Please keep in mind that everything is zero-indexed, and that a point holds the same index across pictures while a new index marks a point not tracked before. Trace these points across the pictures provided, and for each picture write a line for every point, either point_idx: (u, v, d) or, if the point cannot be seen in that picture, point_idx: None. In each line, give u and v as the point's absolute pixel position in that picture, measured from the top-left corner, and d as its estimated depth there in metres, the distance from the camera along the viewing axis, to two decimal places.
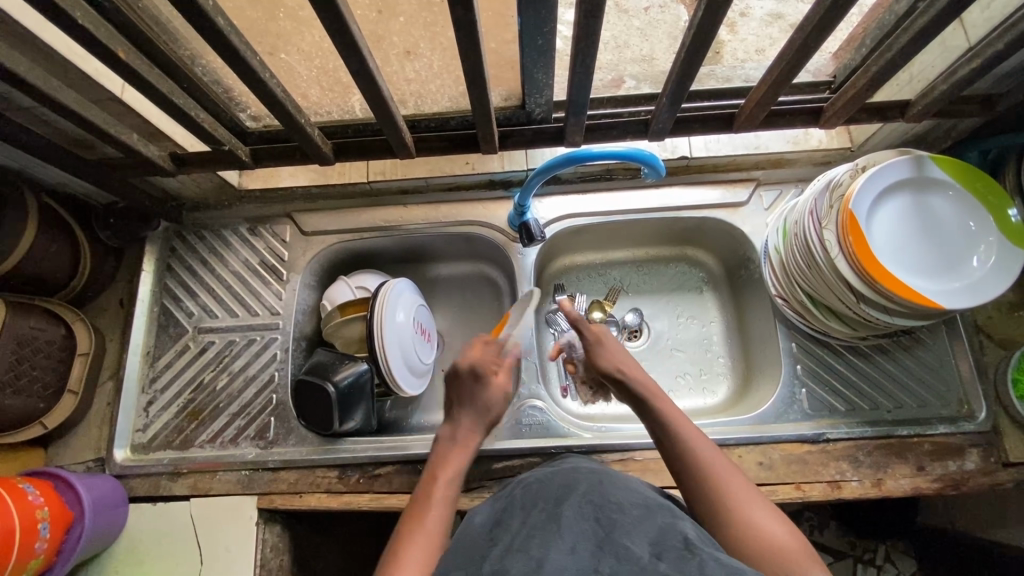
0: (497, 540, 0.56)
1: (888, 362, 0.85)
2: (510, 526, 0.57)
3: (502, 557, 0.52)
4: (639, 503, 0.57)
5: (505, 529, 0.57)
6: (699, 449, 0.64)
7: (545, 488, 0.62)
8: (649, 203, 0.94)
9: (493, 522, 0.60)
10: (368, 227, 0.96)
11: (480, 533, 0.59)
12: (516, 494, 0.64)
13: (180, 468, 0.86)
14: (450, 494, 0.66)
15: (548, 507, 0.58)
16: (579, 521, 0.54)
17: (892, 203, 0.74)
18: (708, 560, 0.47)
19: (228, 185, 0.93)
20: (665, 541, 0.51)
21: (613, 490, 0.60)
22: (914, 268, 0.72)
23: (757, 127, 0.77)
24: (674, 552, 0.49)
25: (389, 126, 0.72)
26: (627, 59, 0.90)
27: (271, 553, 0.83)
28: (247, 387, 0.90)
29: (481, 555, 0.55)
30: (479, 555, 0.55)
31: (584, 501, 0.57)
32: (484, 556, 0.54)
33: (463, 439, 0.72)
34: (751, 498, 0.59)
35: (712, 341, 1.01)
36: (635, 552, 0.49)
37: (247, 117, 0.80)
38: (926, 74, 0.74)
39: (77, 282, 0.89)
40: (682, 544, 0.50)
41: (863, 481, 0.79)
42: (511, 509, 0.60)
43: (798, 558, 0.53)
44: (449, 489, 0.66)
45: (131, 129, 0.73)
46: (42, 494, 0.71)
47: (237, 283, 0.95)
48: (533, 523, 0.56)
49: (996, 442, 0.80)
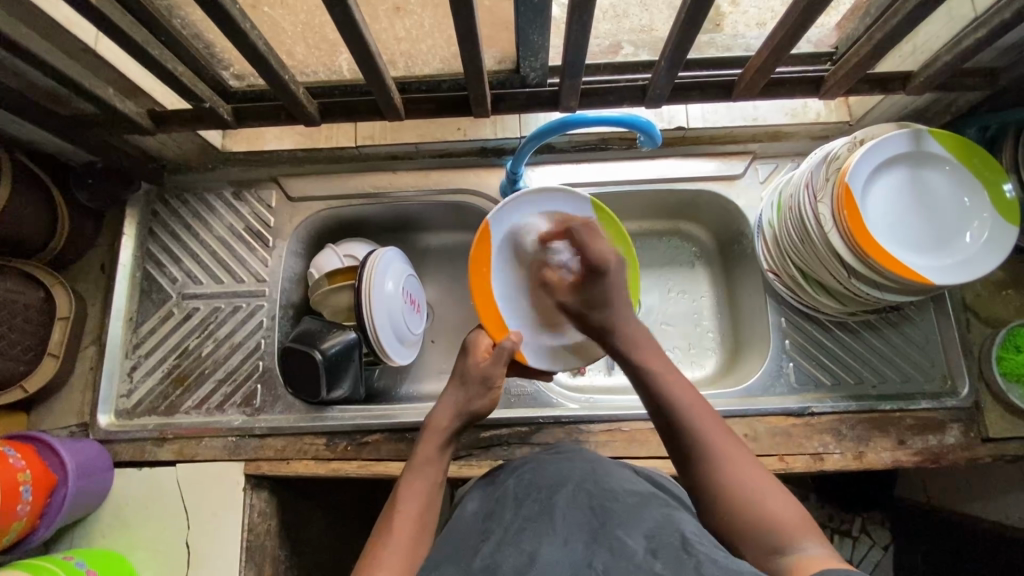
0: (489, 533, 0.58)
1: (876, 338, 0.86)
2: (504, 517, 0.59)
3: (492, 552, 0.54)
4: (635, 495, 0.58)
5: (498, 522, 0.59)
6: (695, 416, 0.61)
7: (540, 477, 0.63)
8: (643, 174, 0.92)
9: (487, 513, 0.61)
10: (356, 193, 0.94)
11: (474, 523, 0.61)
12: (508, 481, 0.65)
13: (165, 434, 0.85)
14: (424, 490, 0.65)
15: (543, 498, 0.60)
16: (576, 514, 0.56)
17: (882, 180, 0.73)
18: (704, 560, 0.46)
19: (210, 146, 0.90)
20: (662, 537, 0.51)
21: (609, 482, 0.61)
22: (905, 239, 0.72)
23: (756, 96, 0.76)
24: (670, 549, 0.49)
25: (378, 85, 0.70)
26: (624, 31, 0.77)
27: (258, 518, 0.83)
28: (233, 353, 0.89)
29: (474, 550, 0.57)
30: (473, 550, 0.57)
31: (579, 491, 0.59)
32: (477, 550, 0.56)
33: (435, 425, 0.70)
34: (742, 461, 0.57)
35: (701, 315, 1.01)
36: (631, 548, 0.50)
37: (230, 76, 0.76)
38: (931, 44, 0.71)
39: (56, 244, 0.86)
40: (679, 541, 0.49)
41: (845, 454, 0.80)
42: (504, 499, 0.62)
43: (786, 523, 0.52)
44: (423, 485, 0.65)
45: (107, 84, 0.70)
46: (24, 458, 0.71)
47: (221, 249, 0.93)
48: (526, 515, 0.58)
49: (977, 418, 0.81)
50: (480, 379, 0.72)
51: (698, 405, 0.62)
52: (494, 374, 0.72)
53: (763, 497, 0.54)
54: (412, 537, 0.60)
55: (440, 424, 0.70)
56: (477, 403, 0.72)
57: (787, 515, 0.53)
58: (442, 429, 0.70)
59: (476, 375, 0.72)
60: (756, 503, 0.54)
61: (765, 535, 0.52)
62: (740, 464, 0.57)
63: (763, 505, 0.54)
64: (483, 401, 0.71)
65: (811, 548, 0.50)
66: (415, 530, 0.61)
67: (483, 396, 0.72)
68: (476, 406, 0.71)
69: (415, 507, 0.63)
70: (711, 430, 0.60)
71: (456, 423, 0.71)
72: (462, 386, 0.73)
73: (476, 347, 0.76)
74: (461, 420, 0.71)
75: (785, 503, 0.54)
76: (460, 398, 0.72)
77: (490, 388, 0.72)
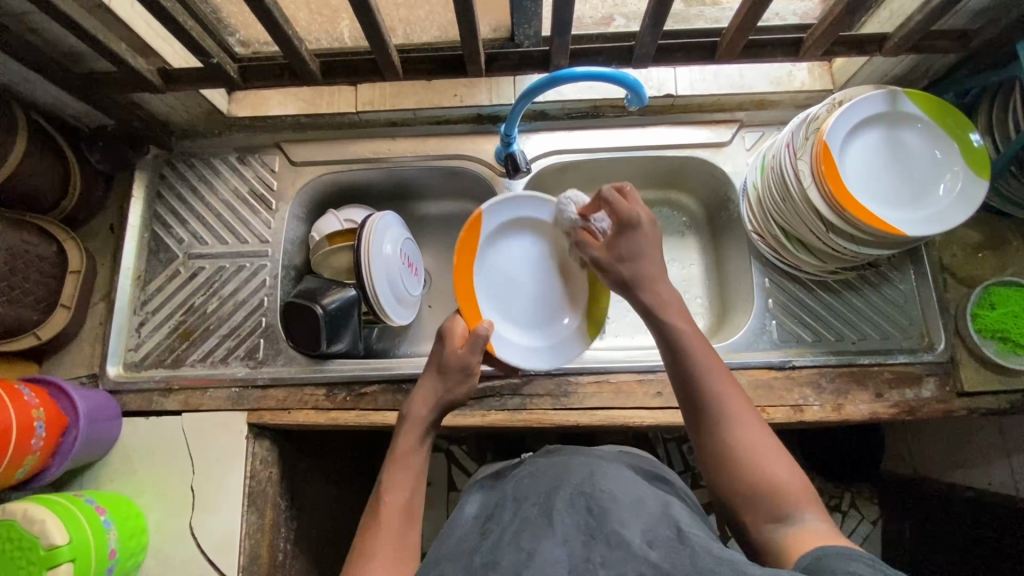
0: (489, 534, 0.59)
1: (856, 297, 0.89)
2: (502, 522, 0.61)
3: (493, 549, 0.56)
4: (630, 494, 0.59)
5: (497, 524, 0.61)
6: (715, 374, 0.62)
7: (537, 481, 0.64)
8: (633, 141, 0.95)
9: (486, 517, 0.64)
10: (356, 159, 0.97)
11: (475, 526, 0.64)
12: (509, 489, 0.67)
13: (172, 385, 0.89)
14: (410, 479, 0.68)
15: (540, 501, 0.60)
16: (572, 513, 0.57)
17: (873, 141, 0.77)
18: (699, 552, 0.49)
19: (217, 111, 0.93)
20: (657, 530, 0.54)
21: (604, 481, 0.61)
22: (886, 195, 0.76)
23: (739, 58, 0.79)
24: (665, 541, 0.52)
25: (378, 45, 0.73)
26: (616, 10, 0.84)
27: (260, 466, 0.87)
28: (237, 310, 0.92)
29: (472, 550, 0.58)
30: (471, 550, 0.58)
31: (575, 492, 0.59)
32: (474, 550, 0.58)
33: (414, 418, 0.73)
34: (750, 426, 0.59)
35: (690, 281, 1.04)
36: (627, 538, 0.52)
37: (236, 42, 0.81)
38: (906, 8, 0.75)
39: (68, 202, 0.90)
40: (674, 534, 0.53)
41: (825, 406, 0.83)
42: (503, 506, 0.64)
43: (787, 486, 0.55)
44: (407, 475, 0.68)
45: (120, 41, 0.74)
46: (38, 397, 0.73)
47: (226, 211, 0.96)
48: (524, 516, 0.59)
49: (952, 373, 0.84)
50: (457, 368, 0.75)
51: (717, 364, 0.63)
52: (471, 363, 0.75)
53: (769, 462, 0.56)
54: (399, 525, 0.63)
55: (417, 415, 0.73)
56: (455, 391, 0.74)
57: (792, 480, 0.55)
58: (421, 420, 0.73)
59: (454, 363, 0.75)
60: (762, 469, 0.56)
61: (764, 494, 0.55)
62: (749, 431, 0.59)
63: (766, 468, 0.56)
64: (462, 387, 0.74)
65: (809, 518, 0.53)
66: (404, 518, 0.64)
67: (457, 390, 0.75)
68: (456, 396, 0.74)
69: (402, 498, 0.66)
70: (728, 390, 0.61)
71: (434, 412, 0.74)
72: (438, 376, 0.75)
73: (451, 333, 0.78)
74: (439, 408, 0.74)
75: (790, 470, 0.56)
76: (438, 388, 0.75)
77: (468, 375, 0.75)
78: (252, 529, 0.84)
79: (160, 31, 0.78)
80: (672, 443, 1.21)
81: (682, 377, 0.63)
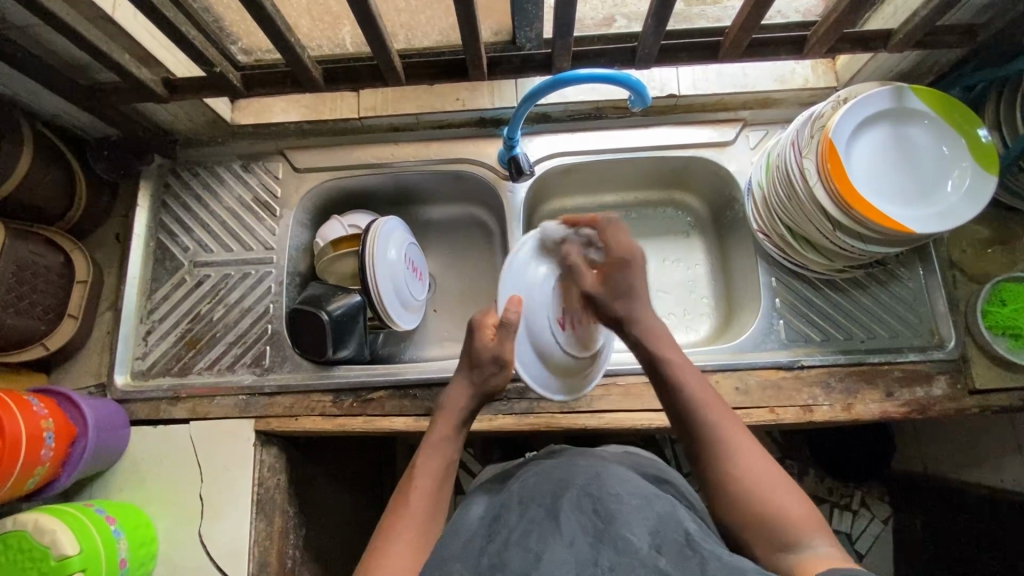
0: (495, 535, 0.58)
1: (864, 296, 0.88)
2: (509, 520, 0.59)
3: (501, 549, 0.56)
4: (637, 493, 0.59)
5: (503, 525, 0.59)
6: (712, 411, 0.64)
7: (543, 480, 0.63)
8: (637, 142, 0.95)
9: (493, 518, 0.62)
10: (359, 165, 0.97)
11: (479, 527, 0.62)
12: (514, 488, 0.66)
13: (179, 393, 0.89)
14: (438, 468, 0.67)
15: (547, 500, 0.59)
16: (578, 514, 0.56)
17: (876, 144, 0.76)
18: (709, 558, 0.51)
19: (220, 118, 0.93)
20: (665, 532, 0.54)
21: (611, 482, 0.60)
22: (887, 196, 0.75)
23: (742, 56, 0.79)
24: (674, 545, 0.53)
25: (381, 52, 0.73)
26: (620, 14, 0.83)
27: (268, 473, 0.87)
28: (243, 317, 0.93)
29: (477, 551, 0.57)
30: (476, 551, 0.58)
31: (583, 493, 0.59)
32: (482, 551, 0.57)
33: (446, 409, 0.72)
34: (758, 462, 0.60)
35: (696, 282, 1.03)
36: (635, 543, 0.52)
37: (238, 51, 0.81)
38: (910, 4, 0.74)
39: (75, 212, 0.90)
40: (683, 537, 0.54)
41: (835, 406, 0.83)
42: (508, 504, 0.62)
43: (795, 519, 0.55)
44: (437, 463, 0.68)
45: (124, 52, 0.74)
46: (47, 407, 0.73)
47: (232, 218, 0.96)
48: (531, 517, 0.58)
49: (963, 370, 0.83)
50: (495, 361, 0.73)
51: (717, 407, 0.64)
52: (503, 353, 0.72)
53: (777, 494, 0.57)
54: (425, 515, 0.64)
55: (452, 404, 0.72)
56: (492, 380, 0.73)
57: (803, 513, 0.55)
58: (455, 408, 0.72)
59: (487, 354, 0.72)
60: (774, 503, 0.56)
61: (768, 524, 0.56)
62: (752, 459, 0.60)
63: (780, 504, 0.56)
64: (498, 377, 0.73)
65: (819, 546, 0.53)
66: (430, 506, 0.65)
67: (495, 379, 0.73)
68: (492, 385, 0.73)
69: (431, 486, 0.66)
70: (726, 426, 0.63)
71: (470, 401, 0.73)
72: (473, 366, 0.73)
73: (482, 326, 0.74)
74: (474, 395, 0.73)
75: (796, 502, 0.57)
76: (473, 380, 0.73)
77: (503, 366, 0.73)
78: (260, 536, 0.84)
79: (163, 40, 0.78)
80: (680, 445, 1.20)
81: (684, 409, 0.65)
